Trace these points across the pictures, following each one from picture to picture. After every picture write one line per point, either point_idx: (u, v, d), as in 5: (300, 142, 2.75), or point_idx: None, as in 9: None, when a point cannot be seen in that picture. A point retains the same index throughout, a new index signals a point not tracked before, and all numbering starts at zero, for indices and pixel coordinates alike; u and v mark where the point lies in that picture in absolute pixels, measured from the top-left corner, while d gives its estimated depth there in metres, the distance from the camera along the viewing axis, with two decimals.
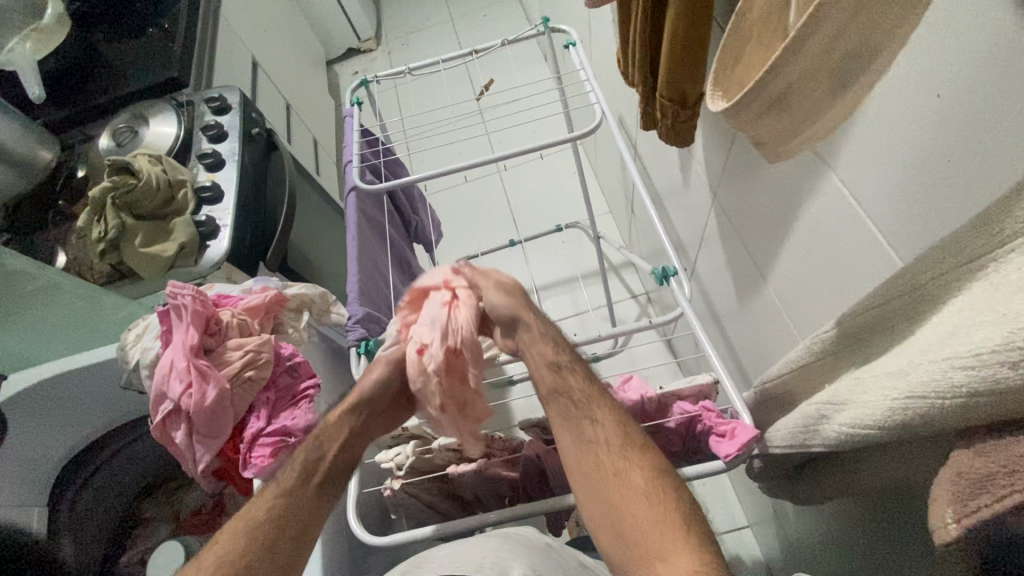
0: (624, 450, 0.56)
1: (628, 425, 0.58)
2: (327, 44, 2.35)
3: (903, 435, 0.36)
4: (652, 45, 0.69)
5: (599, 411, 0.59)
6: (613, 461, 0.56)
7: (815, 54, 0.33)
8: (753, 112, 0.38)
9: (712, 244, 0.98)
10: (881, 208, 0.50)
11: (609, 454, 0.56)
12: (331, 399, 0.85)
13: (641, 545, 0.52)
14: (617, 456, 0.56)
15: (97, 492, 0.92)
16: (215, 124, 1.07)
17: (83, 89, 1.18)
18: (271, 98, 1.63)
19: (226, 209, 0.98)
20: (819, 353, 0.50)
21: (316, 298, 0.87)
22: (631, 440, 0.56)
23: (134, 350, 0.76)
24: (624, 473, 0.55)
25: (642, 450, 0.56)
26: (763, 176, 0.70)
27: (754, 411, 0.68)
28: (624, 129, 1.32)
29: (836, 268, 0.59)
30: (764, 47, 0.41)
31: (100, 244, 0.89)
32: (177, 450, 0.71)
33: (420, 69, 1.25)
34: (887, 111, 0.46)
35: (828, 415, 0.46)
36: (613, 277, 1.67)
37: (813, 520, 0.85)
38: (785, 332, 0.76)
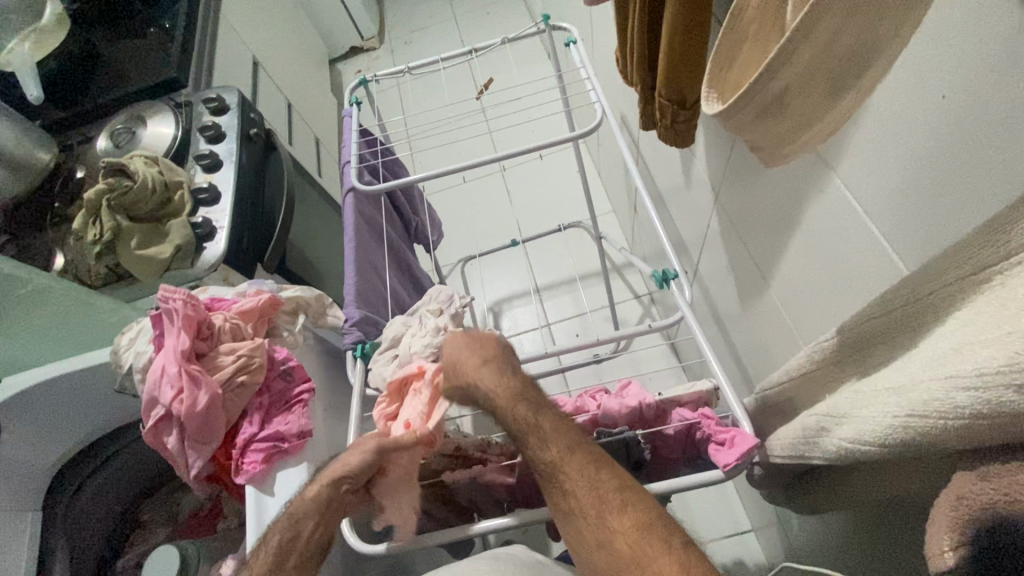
0: (602, 515, 0.49)
1: (600, 483, 0.51)
2: (329, 42, 2.35)
3: (905, 453, 0.34)
4: (650, 44, 0.67)
5: (569, 475, 0.52)
6: (595, 531, 0.50)
7: (810, 56, 0.31)
8: (748, 116, 0.37)
9: (715, 246, 0.97)
10: (885, 212, 0.48)
11: (588, 526, 0.50)
12: (327, 403, 0.84)
13: None
14: (597, 525, 0.50)
15: (93, 495, 0.92)
16: (212, 124, 1.07)
17: (82, 89, 1.18)
18: (272, 97, 1.62)
19: (223, 210, 0.97)
20: (820, 362, 0.48)
21: (311, 301, 0.86)
22: (608, 505, 0.50)
23: (127, 354, 0.75)
24: (607, 543, 0.49)
25: (620, 511, 0.49)
26: (765, 177, 0.68)
27: (756, 418, 0.67)
28: (626, 128, 1.31)
29: (839, 273, 0.57)
30: (761, 47, 0.39)
31: (96, 247, 0.89)
32: (171, 456, 0.70)
33: (419, 68, 1.24)
34: (890, 113, 0.44)
35: (828, 427, 0.44)
36: (616, 278, 1.65)
37: (816, 528, 0.83)
38: (787, 337, 0.75)
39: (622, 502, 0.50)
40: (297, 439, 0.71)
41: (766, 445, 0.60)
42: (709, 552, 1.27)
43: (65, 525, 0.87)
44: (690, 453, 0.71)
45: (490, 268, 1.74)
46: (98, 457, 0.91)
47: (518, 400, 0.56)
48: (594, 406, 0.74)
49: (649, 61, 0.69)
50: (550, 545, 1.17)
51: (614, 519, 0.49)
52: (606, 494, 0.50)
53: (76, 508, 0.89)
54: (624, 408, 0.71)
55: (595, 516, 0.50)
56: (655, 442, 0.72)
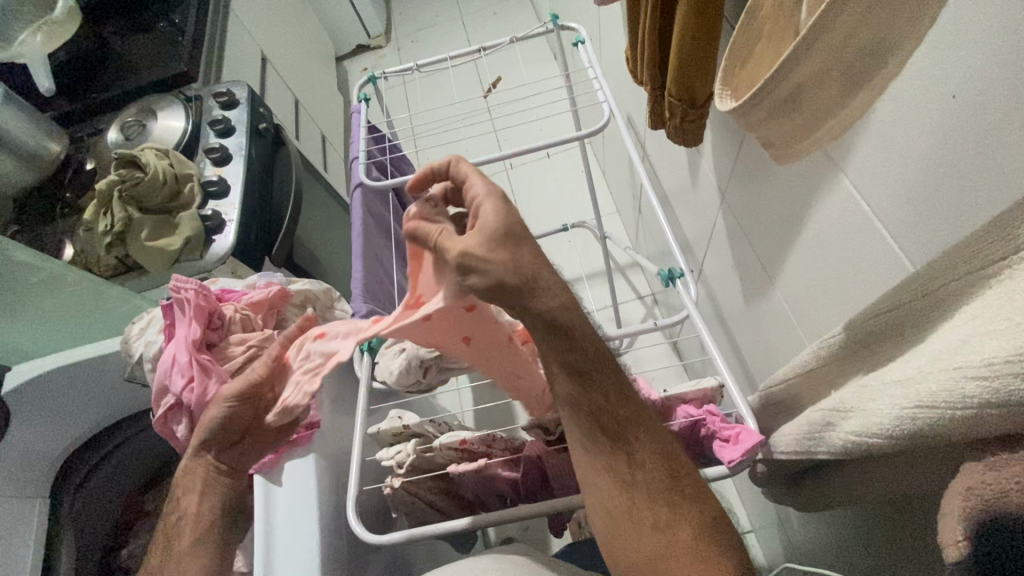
0: (671, 492, 0.51)
1: (673, 454, 0.53)
2: (336, 39, 2.35)
3: (910, 445, 0.35)
4: (660, 45, 0.68)
5: (637, 440, 0.53)
6: (658, 508, 0.51)
7: (826, 53, 0.32)
8: (762, 112, 0.37)
9: (720, 246, 0.97)
10: (892, 210, 0.49)
11: (654, 503, 0.51)
12: (333, 396, 0.84)
13: None
14: (661, 508, 0.51)
15: (100, 485, 0.93)
16: (223, 118, 1.08)
17: (93, 82, 1.19)
18: (280, 93, 1.63)
19: (232, 203, 0.98)
20: (826, 358, 0.49)
21: (319, 295, 0.87)
22: (679, 490, 0.51)
23: (137, 343, 0.76)
24: (665, 526, 0.50)
25: (685, 500, 0.51)
26: (772, 176, 0.69)
27: (760, 416, 0.67)
28: (633, 128, 1.31)
29: (845, 272, 0.58)
30: (774, 45, 0.40)
31: (107, 237, 0.90)
32: (180, 444, 0.71)
33: (428, 66, 1.24)
34: (899, 113, 0.45)
35: (834, 422, 0.45)
36: (619, 278, 1.66)
37: (818, 526, 0.84)
38: (791, 336, 0.75)
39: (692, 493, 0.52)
40: (306, 430, 0.74)
41: (771, 442, 0.60)
42: None
43: (70, 514, 0.87)
44: (694, 451, 0.71)
45: None
46: (106, 446, 0.91)
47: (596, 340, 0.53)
48: None
49: (660, 60, 0.70)
50: (551, 542, 1.18)
51: (679, 504, 0.51)
52: (680, 481, 0.52)
53: (82, 496, 0.89)
54: None
55: (661, 502, 0.51)
56: None
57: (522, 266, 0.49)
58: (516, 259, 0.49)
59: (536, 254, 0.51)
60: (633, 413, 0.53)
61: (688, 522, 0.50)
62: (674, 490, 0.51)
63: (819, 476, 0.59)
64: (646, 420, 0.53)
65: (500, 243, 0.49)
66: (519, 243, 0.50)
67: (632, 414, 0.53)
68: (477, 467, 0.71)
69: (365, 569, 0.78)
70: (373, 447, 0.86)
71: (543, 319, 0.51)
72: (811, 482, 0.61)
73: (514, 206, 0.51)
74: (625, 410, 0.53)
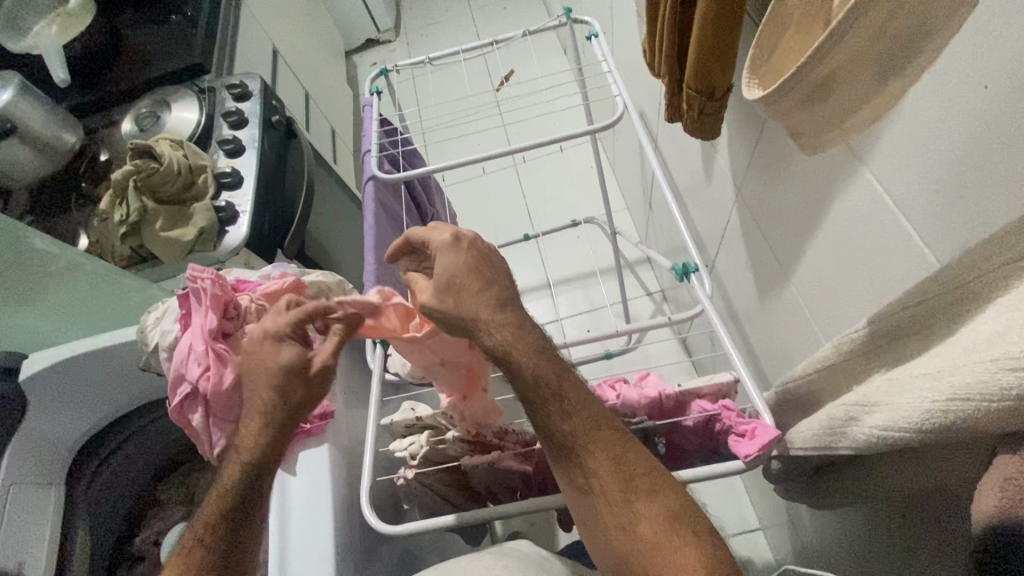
0: (627, 497, 0.52)
1: (623, 456, 0.53)
2: (345, 33, 2.35)
3: (940, 439, 0.35)
4: (679, 37, 0.67)
5: (589, 447, 0.53)
6: (616, 512, 0.52)
7: (858, 44, 0.31)
8: (791, 102, 0.36)
9: (733, 242, 0.97)
10: (917, 203, 0.48)
11: (610, 508, 0.52)
12: (344, 387, 0.85)
13: None
14: (622, 510, 0.52)
15: (113, 474, 0.93)
16: (236, 110, 1.08)
17: (107, 73, 1.19)
18: (291, 86, 1.63)
19: (246, 195, 0.99)
20: (847, 354, 0.49)
21: (333, 287, 0.87)
22: (636, 491, 0.52)
23: (153, 332, 0.76)
24: (629, 528, 0.51)
25: (647, 495, 0.52)
26: (791, 170, 0.68)
27: (776, 412, 0.67)
28: (645, 122, 1.30)
29: (866, 268, 0.57)
30: (803, 36, 0.39)
31: (122, 227, 0.90)
32: (194, 433, 0.71)
33: (440, 59, 1.24)
34: (927, 106, 0.45)
35: (857, 417, 0.44)
36: (629, 274, 1.65)
37: (829, 524, 0.84)
38: (806, 332, 0.75)
39: (649, 490, 0.52)
40: (320, 420, 0.74)
41: (788, 438, 0.60)
42: None
43: (85, 502, 0.87)
44: (707, 447, 0.72)
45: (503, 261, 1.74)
46: (120, 435, 0.92)
47: (541, 354, 0.54)
48: (612, 396, 0.74)
49: (679, 51, 0.69)
50: (557, 537, 1.17)
51: (638, 503, 0.52)
52: (636, 479, 0.52)
53: (96, 485, 0.90)
54: (643, 398, 0.71)
55: (620, 502, 0.52)
56: (672, 434, 0.72)
57: (464, 308, 0.55)
58: (460, 307, 0.55)
59: (480, 299, 0.55)
60: (580, 423, 0.54)
61: (655, 519, 0.51)
62: (632, 489, 0.52)
63: (840, 472, 0.58)
64: (593, 427, 0.54)
65: (439, 288, 0.55)
66: (461, 290, 0.55)
67: (577, 426, 0.54)
68: (489, 460, 0.71)
69: (376, 562, 0.78)
70: (384, 439, 0.86)
71: (499, 343, 0.53)
72: (830, 478, 0.60)
73: (463, 250, 0.57)
74: (568, 424, 0.54)
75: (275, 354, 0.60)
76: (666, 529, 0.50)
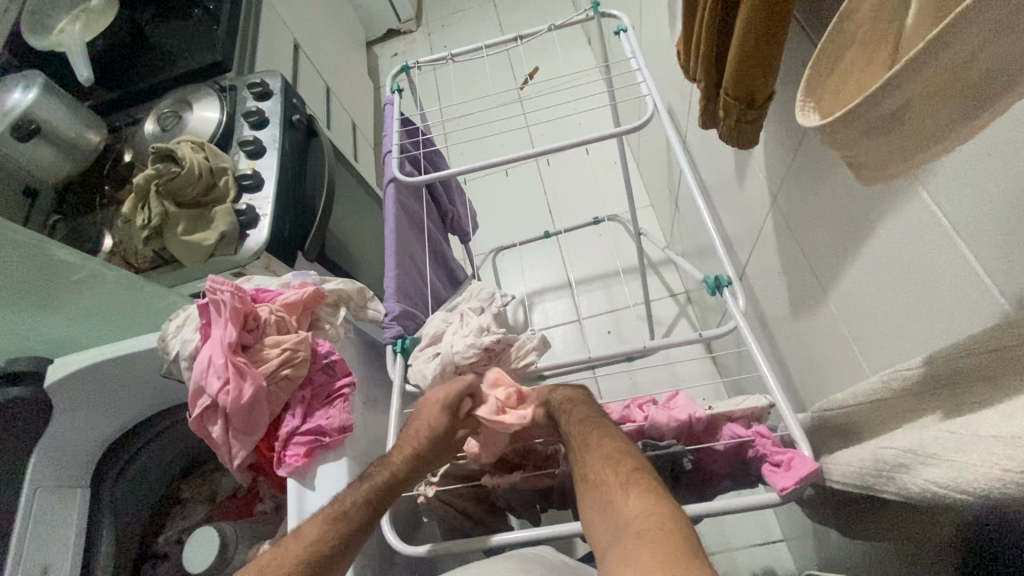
0: (595, 430, 0.59)
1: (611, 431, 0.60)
2: (367, 24, 2.32)
3: (1011, 507, 0.32)
4: (718, 41, 0.63)
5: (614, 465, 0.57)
6: (585, 438, 0.59)
7: (942, 75, 0.28)
8: (854, 131, 0.33)
9: (766, 248, 0.92)
10: (983, 230, 0.44)
11: (577, 438, 0.59)
12: (364, 394, 0.83)
13: (612, 504, 0.51)
14: (580, 438, 0.59)
15: (136, 475, 0.95)
16: (257, 110, 1.07)
17: (130, 71, 1.19)
18: (311, 81, 1.61)
19: (266, 197, 0.97)
20: (896, 391, 0.46)
21: (353, 294, 0.86)
22: (587, 432, 0.59)
23: (174, 341, 0.76)
24: (584, 446, 0.58)
25: (608, 435, 0.58)
26: (835, 180, 0.64)
27: (811, 438, 0.63)
28: (673, 120, 1.26)
29: (918, 293, 0.53)
30: (867, 57, 0.36)
31: (145, 231, 0.90)
32: (214, 444, 0.71)
33: (463, 55, 1.20)
34: (1000, 127, 0.40)
35: (907, 464, 0.41)
36: (652, 274, 1.61)
37: (861, 549, 0.80)
38: (845, 351, 0.71)
39: (598, 442, 0.57)
40: (338, 434, 0.71)
41: (827, 471, 0.56)
42: (739, 562, 1.24)
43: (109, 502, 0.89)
44: (737, 470, 0.69)
45: (525, 259, 1.71)
46: (143, 438, 0.94)
47: None
48: (639, 417, 0.71)
49: (717, 56, 0.65)
50: (576, 545, 1.16)
51: (591, 455, 0.57)
52: (588, 437, 0.58)
53: (120, 485, 0.91)
54: (673, 421, 0.67)
55: (579, 454, 0.58)
56: (702, 457, 0.70)
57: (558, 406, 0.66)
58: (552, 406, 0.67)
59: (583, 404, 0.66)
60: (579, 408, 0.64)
61: (605, 465, 0.55)
62: (587, 442, 0.58)
63: (883, 508, 0.55)
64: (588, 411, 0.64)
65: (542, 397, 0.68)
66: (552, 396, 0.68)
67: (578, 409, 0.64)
68: (510, 480, 0.69)
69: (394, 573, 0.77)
70: None
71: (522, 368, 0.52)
72: (869, 510, 0.57)
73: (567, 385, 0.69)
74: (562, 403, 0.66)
75: (433, 421, 0.65)
76: (610, 466, 0.54)
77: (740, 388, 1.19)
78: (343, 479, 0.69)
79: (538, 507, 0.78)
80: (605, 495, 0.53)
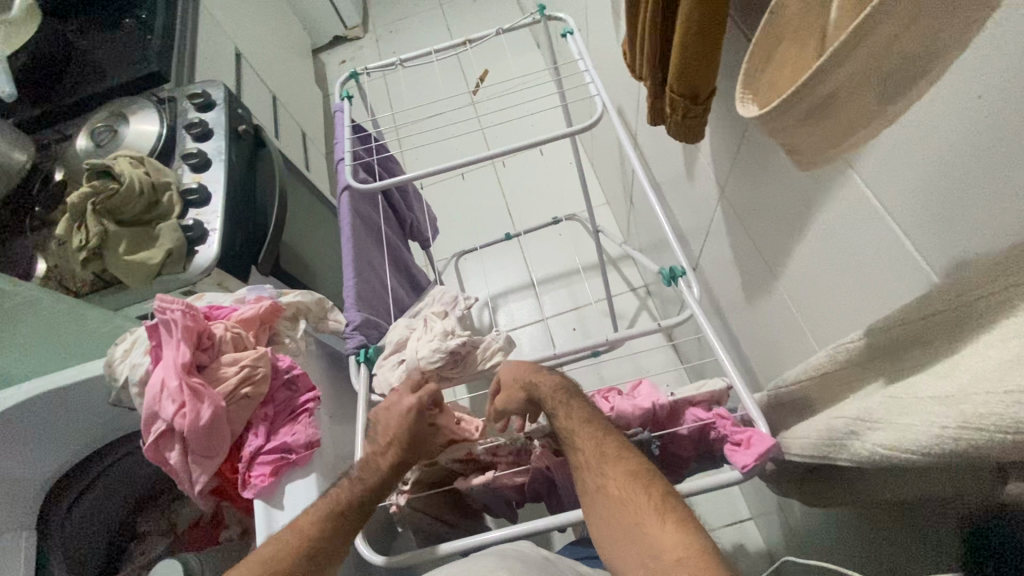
0: (617, 449, 0.58)
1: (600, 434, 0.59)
2: (312, 31, 2.27)
3: (949, 463, 0.34)
4: (660, 41, 0.65)
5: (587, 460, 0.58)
6: (606, 457, 0.57)
7: (861, 66, 0.30)
8: (790, 120, 0.35)
9: (716, 238, 0.96)
10: (910, 209, 0.47)
11: (597, 459, 0.58)
12: (329, 407, 0.81)
13: (644, 530, 0.52)
14: (598, 458, 0.58)
15: (89, 511, 0.90)
16: (200, 121, 1.03)
17: (58, 85, 1.12)
18: (256, 90, 1.56)
19: (214, 211, 0.94)
20: (842, 364, 0.48)
21: (312, 305, 0.84)
22: (606, 453, 0.58)
23: (122, 365, 0.73)
24: (604, 463, 0.57)
25: (626, 451, 0.58)
26: (776, 168, 0.67)
27: (769, 415, 0.66)
28: (624, 118, 1.29)
29: (855, 269, 0.57)
30: (797, 51, 0.38)
31: (83, 253, 0.85)
32: (173, 470, 0.68)
33: (412, 60, 1.19)
34: (921, 117, 0.44)
35: (858, 432, 0.43)
36: (612, 270, 1.64)
37: (819, 515, 0.84)
38: (796, 331, 0.74)
39: (618, 455, 0.57)
40: (306, 450, 0.69)
41: (784, 445, 0.59)
42: None
43: (60, 541, 0.85)
44: (703, 452, 0.71)
45: (486, 261, 1.72)
46: (91, 474, 0.88)
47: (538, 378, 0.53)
48: (606, 408, 0.72)
49: (660, 55, 0.67)
50: (552, 539, 1.17)
51: (611, 468, 0.57)
52: (606, 449, 0.58)
53: (72, 524, 0.88)
54: (638, 410, 0.69)
55: (596, 466, 0.58)
56: (667, 442, 0.72)
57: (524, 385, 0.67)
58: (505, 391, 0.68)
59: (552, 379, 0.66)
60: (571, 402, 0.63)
61: (632, 485, 0.54)
62: (605, 455, 0.58)
63: (841, 478, 0.58)
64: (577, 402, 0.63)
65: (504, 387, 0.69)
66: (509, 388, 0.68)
67: (568, 404, 0.63)
68: (485, 480, 0.69)
69: None
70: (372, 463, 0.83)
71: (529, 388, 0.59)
72: (829, 480, 0.60)
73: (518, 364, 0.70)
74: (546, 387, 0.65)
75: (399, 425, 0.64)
76: (641, 485, 0.54)
77: (701, 375, 1.23)
78: (313, 495, 0.67)
79: (514, 505, 0.78)
80: (634, 521, 0.53)
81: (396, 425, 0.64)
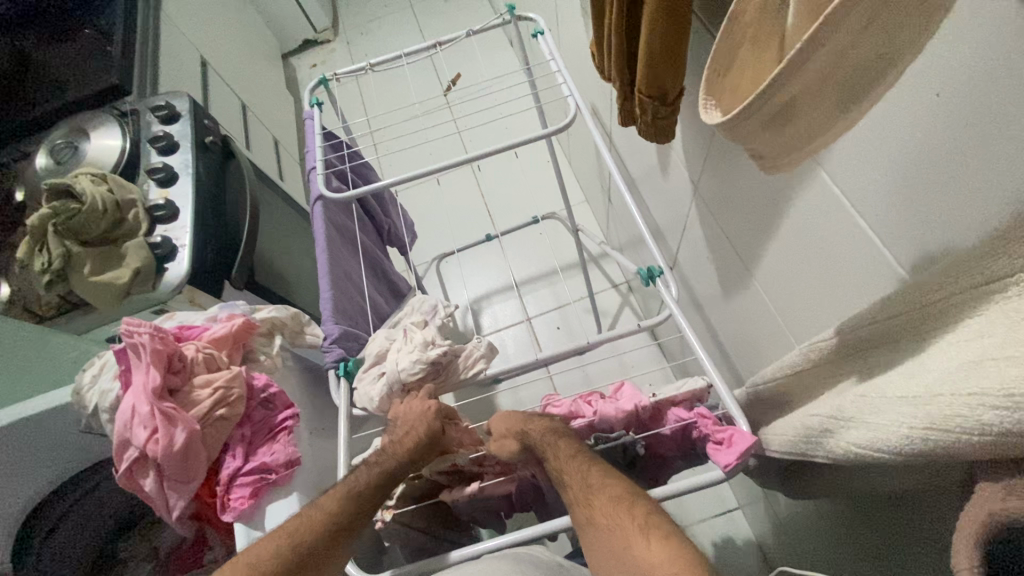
0: (603, 475, 0.57)
1: None
2: (280, 35, 2.23)
3: (920, 461, 0.34)
4: (628, 42, 0.65)
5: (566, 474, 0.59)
6: (594, 486, 0.56)
7: (817, 73, 0.30)
8: (751, 126, 0.35)
9: (693, 234, 0.96)
10: (877, 207, 0.48)
11: (584, 489, 0.57)
12: (309, 423, 0.80)
13: (631, 553, 0.50)
14: (584, 488, 0.57)
15: (68, 538, 0.90)
16: (164, 134, 1.00)
17: (13, 100, 1.08)
18: (223, 98, 1.53)
19: (183, 226, 0.91)
20: (816, 361, 0.49)
21: (287, 320, 0.82)
22: (592, 482, 0.56)
23: (91, 392, 0.71)
24: (592, 492, 0.56)
25: (613, 477, 0.56)
26: (746, 166, 0.67)
27: (748, 412, 0.67)
28: (598, 117, 1.29)
29: (826, 265, 0.57)
30: (758, 55, 0.38)
31: (46, 276, 0.83)
32: (149, 497, 0.67)
33: (383, 65, 1.18)
34: (884, 115, 0.44)
35: (833, 429, 0.43)
36: (593, 268, 1.65)
37: (804, 505, 0.85)
38: (772, 325, 0.75)
39: (603, 482, 0.56)
40: (286, 469, 0.68)
41: (764, 442, 0.59)
42: (697, 533, 1.29)
43: (37, 575, 0.86)
44: (685, 451, 0.71)
45: (466, 264, 1.71)
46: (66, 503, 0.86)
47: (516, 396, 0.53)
48: (589, 413, 0.72)
49: (629, 55, 0.67)
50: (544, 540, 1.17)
51: (597, 497, 0.55)
52: (590, 478, 0.57)
53: (48, 553, 0.88)
54: (620, 413, 0.69)
55: (582, 496, 0.56)
56: (651, 443, 0.72)
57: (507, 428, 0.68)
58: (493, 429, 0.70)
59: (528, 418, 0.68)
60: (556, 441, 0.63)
61: (617, 510, 0.53)
62: (591, 485, 0.56)
63: (822, 473, 0.58)
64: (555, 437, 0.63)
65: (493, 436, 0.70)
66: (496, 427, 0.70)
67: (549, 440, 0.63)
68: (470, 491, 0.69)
69: None
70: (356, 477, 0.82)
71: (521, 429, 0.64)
72: (810, 475, 0.61)
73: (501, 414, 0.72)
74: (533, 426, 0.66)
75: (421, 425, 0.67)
76: (624, 509, 0.53)
77: (685, 370, 1.24)
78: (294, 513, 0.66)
79: (502, 515, 0.78)
80: (624, 545, 0.51)
81: (415, 418, 0.67)
